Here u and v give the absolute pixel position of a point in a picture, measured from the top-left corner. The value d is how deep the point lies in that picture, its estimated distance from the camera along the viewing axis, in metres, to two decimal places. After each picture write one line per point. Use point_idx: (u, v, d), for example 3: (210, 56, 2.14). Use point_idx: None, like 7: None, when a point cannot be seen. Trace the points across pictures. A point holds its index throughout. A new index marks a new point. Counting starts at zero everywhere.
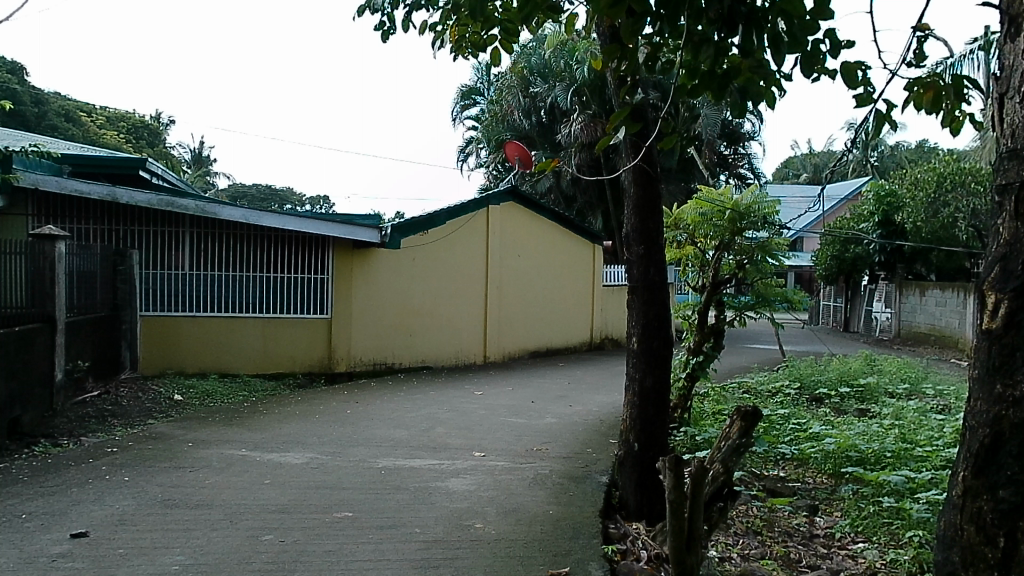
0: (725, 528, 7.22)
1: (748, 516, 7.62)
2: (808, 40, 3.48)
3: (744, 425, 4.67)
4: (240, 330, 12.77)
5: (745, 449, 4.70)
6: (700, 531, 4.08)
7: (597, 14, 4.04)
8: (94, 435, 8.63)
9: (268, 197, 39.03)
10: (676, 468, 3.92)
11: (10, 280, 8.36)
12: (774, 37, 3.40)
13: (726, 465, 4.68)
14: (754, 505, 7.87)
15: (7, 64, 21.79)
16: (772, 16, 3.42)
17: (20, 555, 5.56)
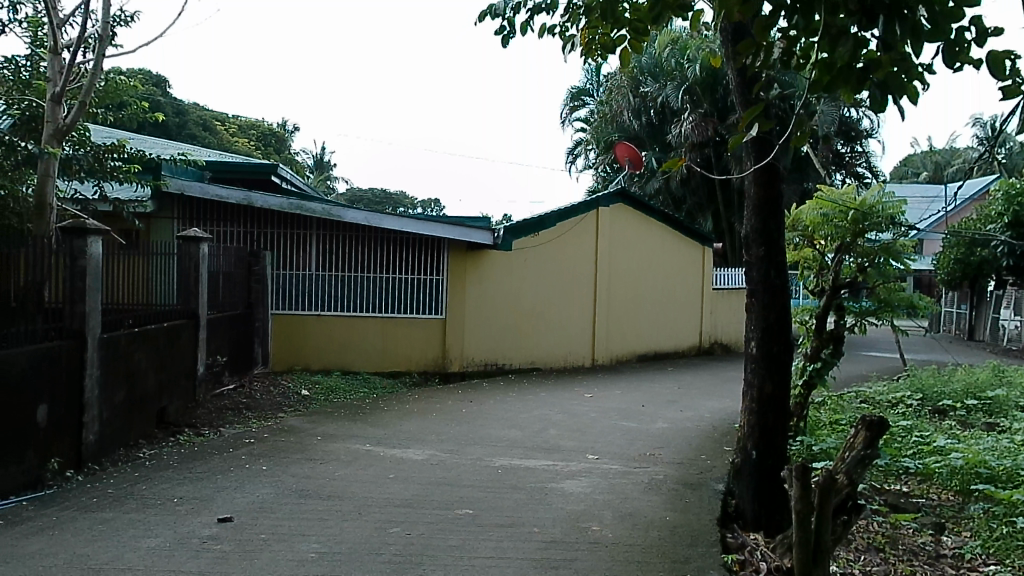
0: (844, 543, 6.90)
1: (869, 532, 7.25)
2: (953, 29, 3.24)
3: (869, 435, 4.25)
4: (359, 328, 13.19)
5: (870, 462, 4.27)
6: (827, 543, 3.83)
7: (728, 10, 3.93)
8: (232, 427, 9.10)
9: (383, 200, 40.31)
10: (804, 476, 3.64)
11: (165, 283, 8.94)
12: (915, 27, 3.19)
13: (850, 477, 4.26)
14: (875, 520, 7.49)
15: (155, 78, 23.46)
16: (913, 4, 3.21)
17: (174, 535, 5.89)
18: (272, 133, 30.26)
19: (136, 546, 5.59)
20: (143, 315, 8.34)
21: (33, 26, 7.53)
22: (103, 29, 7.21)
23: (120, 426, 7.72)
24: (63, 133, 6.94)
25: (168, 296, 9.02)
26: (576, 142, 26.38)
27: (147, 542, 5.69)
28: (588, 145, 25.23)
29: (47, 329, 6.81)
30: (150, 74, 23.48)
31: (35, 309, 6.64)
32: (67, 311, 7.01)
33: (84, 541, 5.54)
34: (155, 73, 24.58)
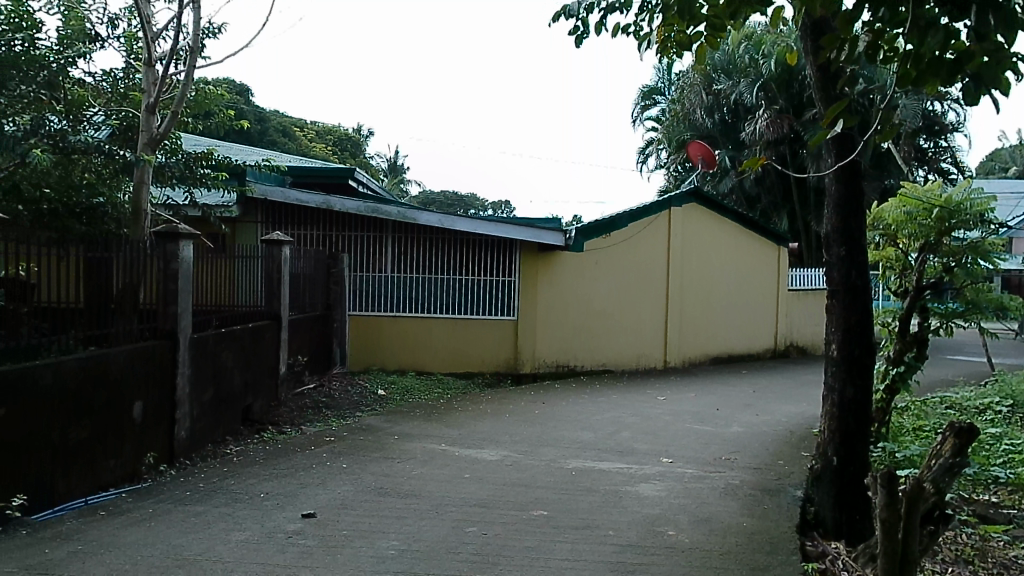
0: (930, 555, 6.59)
1: (956, 543, 6.93)
2: None
3: (959, 441, 3.77)
4: (433, 329, 13.37)
5: (960, 472, 3.76)
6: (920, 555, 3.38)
7: (809, 4, 3.81)
8: (313, 425, 9.35)
9: (454, 202, 40.75)
10: (891, 484, 3.19)
11: (250, 284, 9.24)
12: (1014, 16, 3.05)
13: (939, 487, 3.69)
14: (963, 532, 7.16)
15: (238, 87, 24.29)
16: None
17: (261, 529, 6.09)
18: (347, 138, 30.92)
19: (226, 539, 5.77)
20: (228, 315, 8.64)
21: (129, 40, 7.87)
22: (194, 41, 7.52)
23: (208, 422, 8.02)
24: (157, 141, 7.28)
25: (252, 298, 9.33)
26: (646, 141, 26.09)
27: (237, 535, 5.89)
28: (659, 144, 24.92)
29: (143, 329, 7.16)
30: (234, 83, 24.34)
31: (132, 310, 6.97)
32: (160, 312, 7.35)
33: (179, 533, 5.75)
34: (239, 82, 25.46)
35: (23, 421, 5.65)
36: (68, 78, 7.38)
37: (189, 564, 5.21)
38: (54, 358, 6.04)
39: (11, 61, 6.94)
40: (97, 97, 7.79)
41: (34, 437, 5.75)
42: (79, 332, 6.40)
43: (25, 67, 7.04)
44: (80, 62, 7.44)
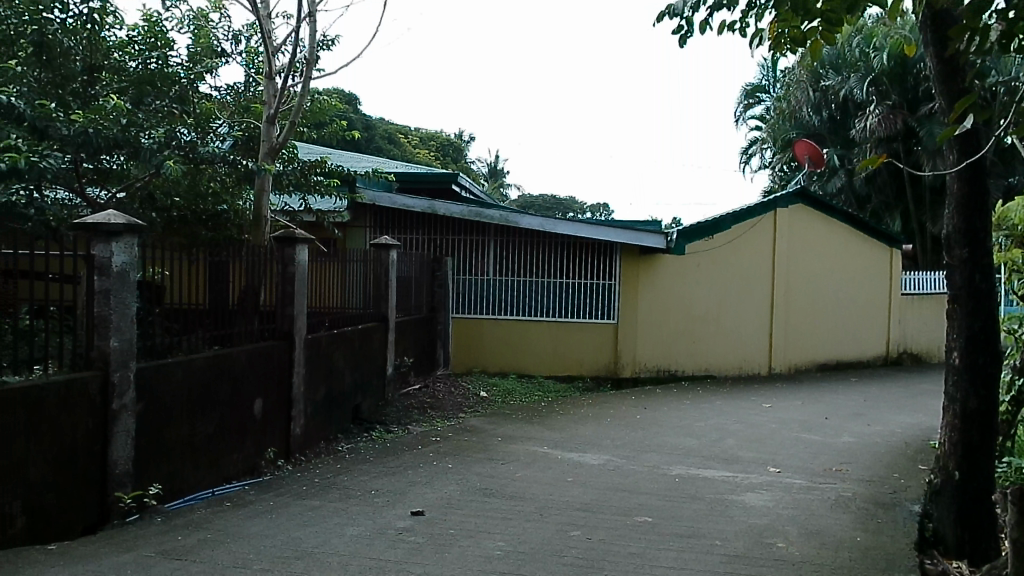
0: None
1: None
2: None
3: None
4: (533, 332, 13.44)
5: None
6: None
7: None
8: (419, 425, 9.58)
9: (553, 206, 40.86)
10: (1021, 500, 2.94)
11: (359, 287, 9.56)
12: None
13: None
14: None
15: (347, 97, 25.20)
16: None
17: (373, 525, 6.27)
18: (450, 143, 31.51)
19: (341, 533, 5.97)
20: (339, 318, 8.95)
21: (250, 56, 8.35)
22: (310, 54, 7.85)
23: (321, 420, 8.33)
24: (277, 151, 7.60)
25: (361, 301, 9.64)
26: (749, 141, 25.36)
27: (350, 530, 6.08)
28: (763, 144, 24.18)
29: (263, 330, 7.52)
30: (343, 94, 25.26)
31: (252, 312, 7.33)
32: (278, 313, 7.69)
33: (297, 526, 5.98)
34: (347, 92, 26.39)
35: (158, 415, 6.02)
36: (196, 92, 7.86)
37: (308, 556, 5.39)
38: (183, 356, 6.41)
39: (146, 79, 7.41)
40: (222, 110, 8.21)
41: (168, 430, 6.13)
42: (204, 332, 6.72)
43: (159, 84, 7.49)
44: (207, 77, 7.93)
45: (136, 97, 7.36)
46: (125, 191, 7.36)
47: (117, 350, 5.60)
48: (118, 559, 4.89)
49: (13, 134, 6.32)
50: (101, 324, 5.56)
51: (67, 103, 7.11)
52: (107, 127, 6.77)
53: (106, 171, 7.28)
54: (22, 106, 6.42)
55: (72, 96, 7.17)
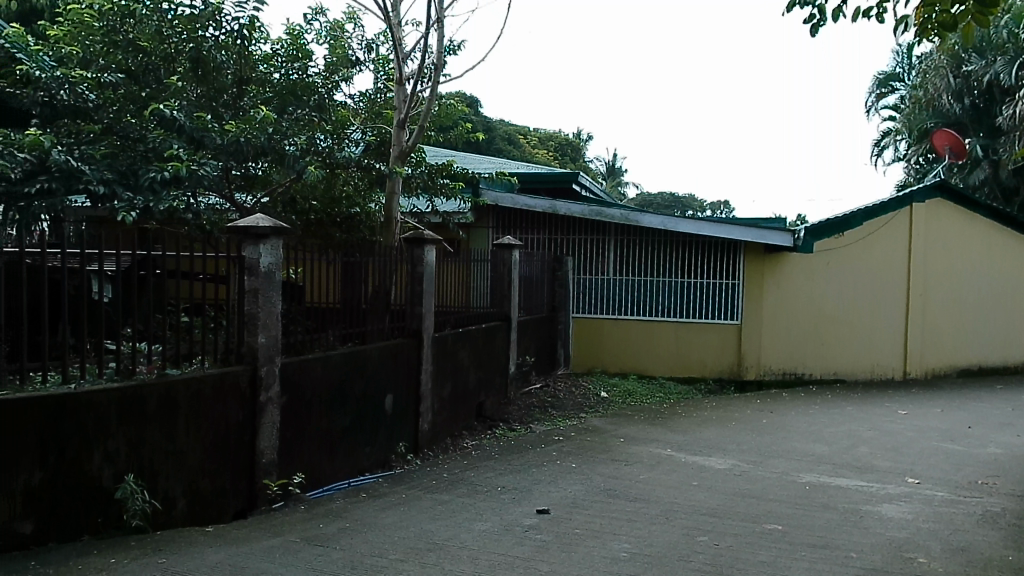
0: None
1: None
2: None
3: None
4: (654, 332, 13.27)
5: None
6: None
7: None
8: (541, 424, 9.66)
9: (672, 204, 40.18)
10: None
11: (484, 287, 9.76)
12: None
13: None
14: None
15: (469, 100, 25.71)
16: None
17: (500, 521, 6.35)
18: (568, 143, 31.57)
19: (470, 528, 6.08)
20: (465, 317, 9.16)
21: (382, 63, 8.66)
22: (439, 59, 8.07)
23: (447, 417, 8.56)
24: (407, 154, 7.86)
25: (485, 300, 9.82)
26: (883, 132, 24.04)
27: (479, 525, 6.19)
28: (898, 135, 22.84)
29: (394, 328, 7.78)
30: (465, 96, 25.81)
31: (384, 310, 7.60)
32: (407, 312, 7.95)
33: (429, 519, 6.14)
34: (469, 95, 26.92)
35: (299, 409, 6.34)
36: (333, 101, 8.26)
37: (440, 548, 5.51)
38: (320, 352, 6.70)
39: (289, 90, 7.85)
40: (355, 117, 8.54)
41: (308, 423, 6.45)
42: (338, 330, 7.00)
43: (300, 94, 7.89)
44: (344, 86, 8.28)
45: (279, 106, 7.81)
46: (268, 196, 7.79)
47: (264, 347, 5.93)
48: (266, 543, 5.13)
49: (174, 145, 6.85)
50: (250, 321, 5.90)
51: (220, 115, 7.60)
52: (256, 135, 7.18)
53: (251, 177, 7.69)
54: (182, 119, 6.93)
55: (224, 109, 7.65)
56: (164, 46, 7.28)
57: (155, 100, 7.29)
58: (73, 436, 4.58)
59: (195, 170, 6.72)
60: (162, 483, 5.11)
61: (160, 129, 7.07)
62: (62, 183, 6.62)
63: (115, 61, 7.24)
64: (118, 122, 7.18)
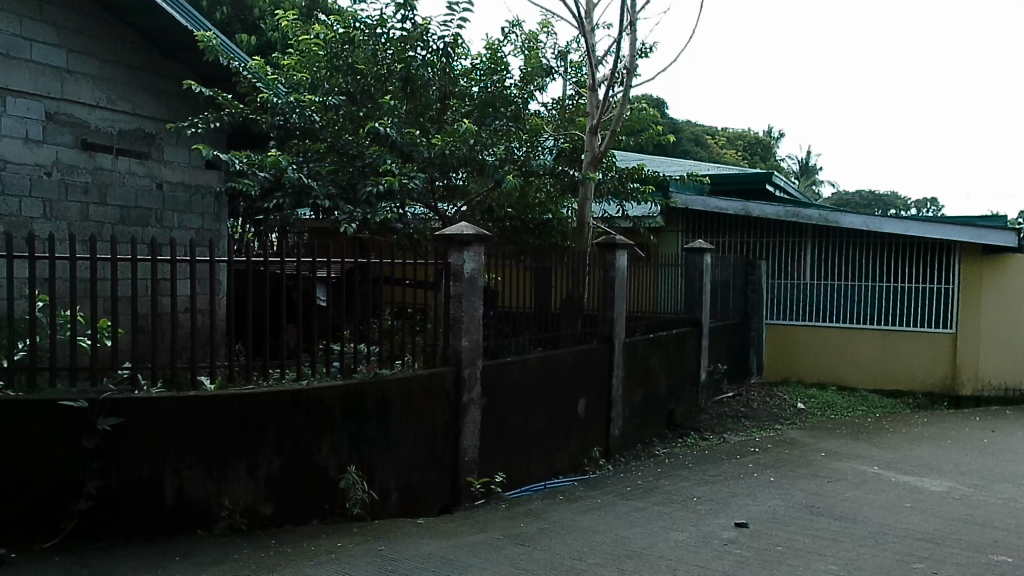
0: None
1: None
2: None
3: None
4: (854, 340, 12.41)
5: None
6: None
7: None
8: (735, 434, 9.42)
9: (873, 202, 37.50)
10: None
11: (675, 292, 9.66)
12: None
13: None
14: None
15: (656, 102, 25.61)
16: None
17: (698, 533, 6.16)
18: (758, 142, 30.49)
19: (668, 538, 5.97)
20: (655, 323, 9.13)
21: (574, 69, 8.78)
22: (631, 62, 8.07)
23: (638, 423, 8.63)
24: (599, 160, 8.03)
25: (676, 306, 9.72)
26: None
27: (676, 535, 6.05)
28: None
29: (587, 333, 7.90)
30: (652, 99, 25.73)
31: (577, 314, 7.71)
32: (599, 317, 8.03)
33: (626, 526, 6.11)
34: (655, 97, 26.75)
35: (499, 410, 6.55)
36: (529, 111, 8.48)
37: (638, 556, 5.45)
38: (517, 356, 6.90)
39: (488, 102, 8.15)
40: (548, 125, 8.75)
41: (507, 425, 6.65)
42: (533, 335, 7.16)
43: (499, 105, 8.19)
44: (538, 94, 8.50)
45: (479, 118, 8.13)
46: (468, 205, 8.15)
47: (467, 349, 6.17)
48: (474, 538, 5.33)
49: (387, 160, 7.34)
50: (455, 325, 6.15)
51: (427, 130, 8.04)
52: (459, 147, 7.50)
53: (453, 188, 8.09)
54: (394, 135, 7.37)
55: (430, 124, 8.08)
56: (378, 68, 7.78)
57: (371, 119, 7.79)
58: (306, 429, 4.98)
59: (406, 183, 7.19)
60: (378, 476, 5.44)
61: (376, 146, 7.57)
62: (293, 198, 7.34)
63: (338, 84, 7.84)
64: (339, 139, 7.79)
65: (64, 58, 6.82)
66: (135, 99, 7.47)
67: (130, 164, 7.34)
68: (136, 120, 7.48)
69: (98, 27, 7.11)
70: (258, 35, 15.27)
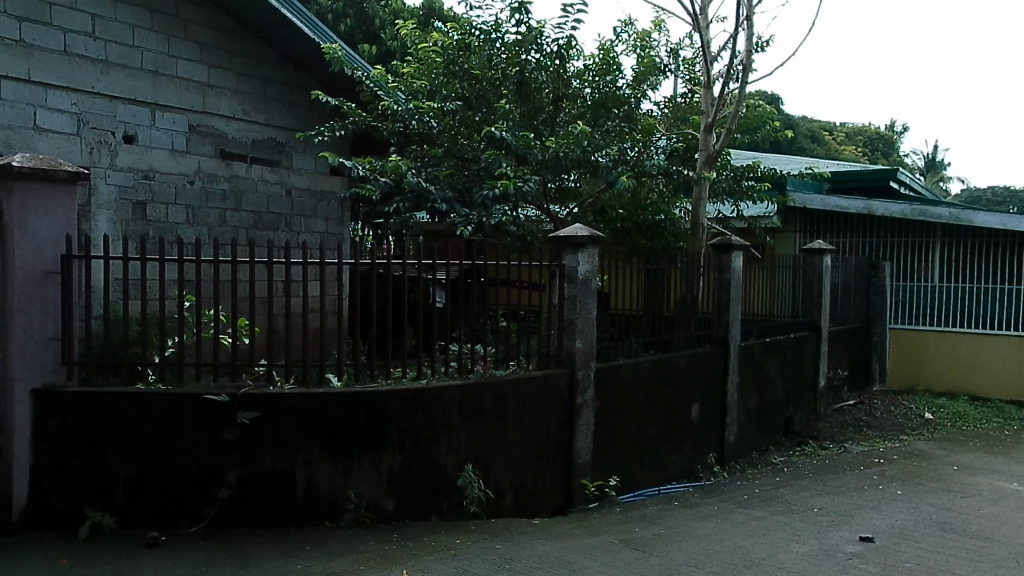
0: None
1: None
2: None
3: None
4: (989, 348, 11.55)
5: None
6: None
7: None
8: (857, 443, 9.02)
9: (1008, 198, 35.00)
10: None
11: (792, 295, 9.34)
12: None
13: None
14: None
15: (771, 98, 24.85)
16: None
17: (819, 545, 5.86)
18: (880, 137, 29.07)
19: (787, 549, 5.71)
20: (772, 327, 8.88)
21: (687, 66, 8.64)
22: (747, 58, 7.88)
23: (753, 430, 8.39)
24: (714, 158, 7.91)
25: (793, 309, 9.40)
26: None
27: (797, 547, 5.78)
28: None
29: (701, 336, 7.75)
30: (766, 95, 25.01)
31: (691, 317, 7.58)
32: (714, 321, 7.89)
33: (744, 535, 5.92)
34: (768, 93, 25.96)
35: (612, 413, 6.52)
36: (641, 111, 8.42)
37: (757, 566, 5.24)
38: (629, 358, 6.84)
39: (602, 103, 8.14)
40: (661, 124, 8.69)
41: (619, 428, 6.60)
42: (645, 337, 7.09)
43: (612, 106, 8.15)
44: (651, 93, 8.43)
45: (592, 119, 8.11)
46: (578, 206, 8.13)
47: (581, 351, 6.17)
48: (588, 541, 5.30)
49: (503, 164, 7.36)
50: (569, 327, 6.16)
51: (541, 132, 8.09)
52: (574, 149, 7.52)
53: (565, 189, 8.11)
54: (510, 139, 7.40)
55: (543, 126, 8.11)
56: (492, 73, 7.87)
57: (487, 123, 7.92)
58: (426, 427, 5.11)
59: (521, 186, 7.25)
60: (493, 475, 5.52)
61: (491, 149, 7.67)
62: (412, 203, 7.56)
63: (455, 90, 7.98)
64: (455, 144, 7.96)
65: (204, 72, 7.43)
66: (268, 110, 8.01)
67: (263, 173, 7.84)
68: (268, 129, 8.01)
69: (235, 43, 7.66)
70: (379, 44, 15.83)
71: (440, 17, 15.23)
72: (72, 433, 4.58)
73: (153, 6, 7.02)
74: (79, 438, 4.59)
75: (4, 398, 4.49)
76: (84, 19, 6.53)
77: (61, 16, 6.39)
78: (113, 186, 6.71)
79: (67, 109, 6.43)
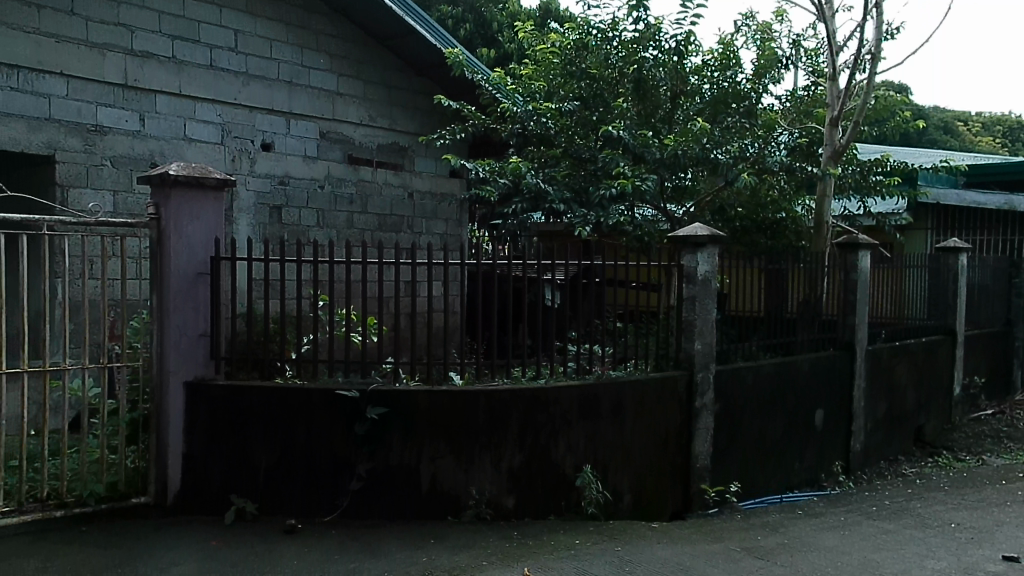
0: None
1: None
2: None
3: None
4: None
5: None
6: None
7: None
8: (996, 455, 8.47)
9: None
10: None
11: (923, 296, 8.83)
12: None
13: None
14: None
15: (899, 88, 23.60)
16: None
17: (958, 563, 5.43)
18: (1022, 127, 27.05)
19: (922, 565, 5.33)
20: (901, 330, 8.43)
21: (812, 57, 8.32)
22: (877, 46, 7.51)
23: (881, 438, 7.99)
24: (840, 153, 7.59)
25: (925, 311, 8.88)
26: None
27: (932, 563, 5.38)
28: None
29: (824, 339, 7.45)
30: (894, 86, 23.76)
31: (814, 319, 7.31)
32: (840, 323, 7.58)
33: (874, 549, 5.59)
34: (897, 84, 24.62)
35: (732, 418, 6.36)
36: (762, 106, 8.18)
37: None
38: (748, 361, 6.64)
39: (721, 98, 7.96)
40: (783, 119, 8.46)
41: (739, 434, 6.43)
42: (766, 340, 6.88)
43: (732, 101, 7.98)
44: (772, 87, 8.17)
45: (711, 115, 8.00)
46: (696, 205, 8.00)
47: (700, 353, 6.05)
48: (709, 548, 5.17)
49: (621, 162, 7.34)
50: (687, 328, 6.06)
51: (659, 130, 7.97)
52: (692, 147, 7.43)
53: (682, 188, 7.86)
54: (627, 137, 7.43)
55: (661, 124, 8.01)
56: (610, 72, 7.87)
57: (604, 122, 7.86)
58: (545, 427, 5.15)
59: (639, 185, 7.18)
60: (611, 477, 5.50)
61: (607, 149, 7.63)
62: (531, 204, 7.62)
63: (571, 91, 7.93)
64: (572, 145, 7.98)
65: (334, 82, 7.76)
66: (393, 116, 8.26)
67: (387, 177, 8.17)
68: (392, 134, 8.28)
69: (362, 51, 7.96)
70: (498, 47, 16.07)
71: (557, 20, 15.32)
72: (219, 425, 4.88)
73: (288, 19, 7.40)
74: (224, 430, 4.88)
75: (160, 390, 4.84)
76: (227, 35, 6.98)
77: (208, 33, 6.87)
78: (252, 192, 7.17)
79: (213, 120, 6.92)
